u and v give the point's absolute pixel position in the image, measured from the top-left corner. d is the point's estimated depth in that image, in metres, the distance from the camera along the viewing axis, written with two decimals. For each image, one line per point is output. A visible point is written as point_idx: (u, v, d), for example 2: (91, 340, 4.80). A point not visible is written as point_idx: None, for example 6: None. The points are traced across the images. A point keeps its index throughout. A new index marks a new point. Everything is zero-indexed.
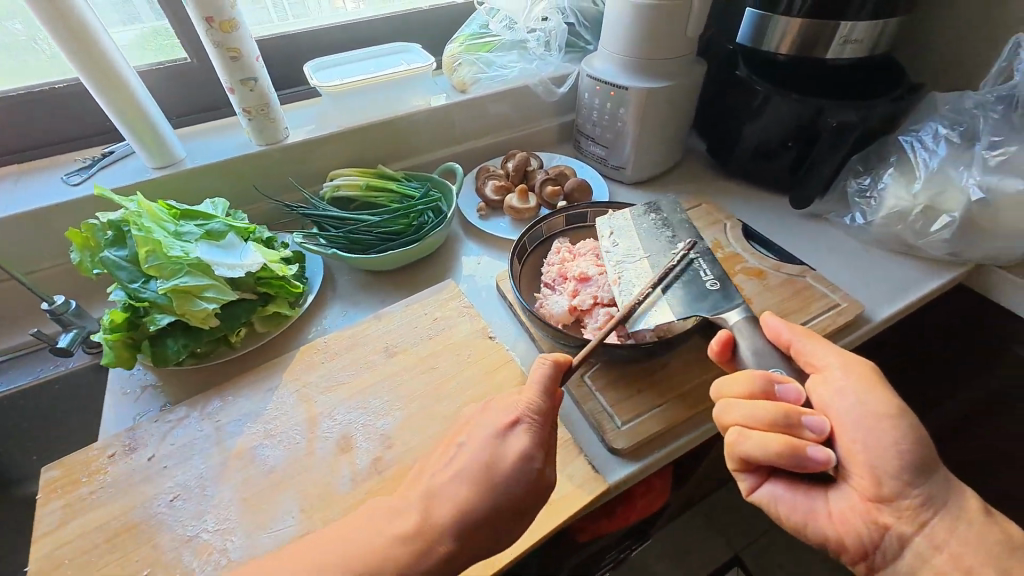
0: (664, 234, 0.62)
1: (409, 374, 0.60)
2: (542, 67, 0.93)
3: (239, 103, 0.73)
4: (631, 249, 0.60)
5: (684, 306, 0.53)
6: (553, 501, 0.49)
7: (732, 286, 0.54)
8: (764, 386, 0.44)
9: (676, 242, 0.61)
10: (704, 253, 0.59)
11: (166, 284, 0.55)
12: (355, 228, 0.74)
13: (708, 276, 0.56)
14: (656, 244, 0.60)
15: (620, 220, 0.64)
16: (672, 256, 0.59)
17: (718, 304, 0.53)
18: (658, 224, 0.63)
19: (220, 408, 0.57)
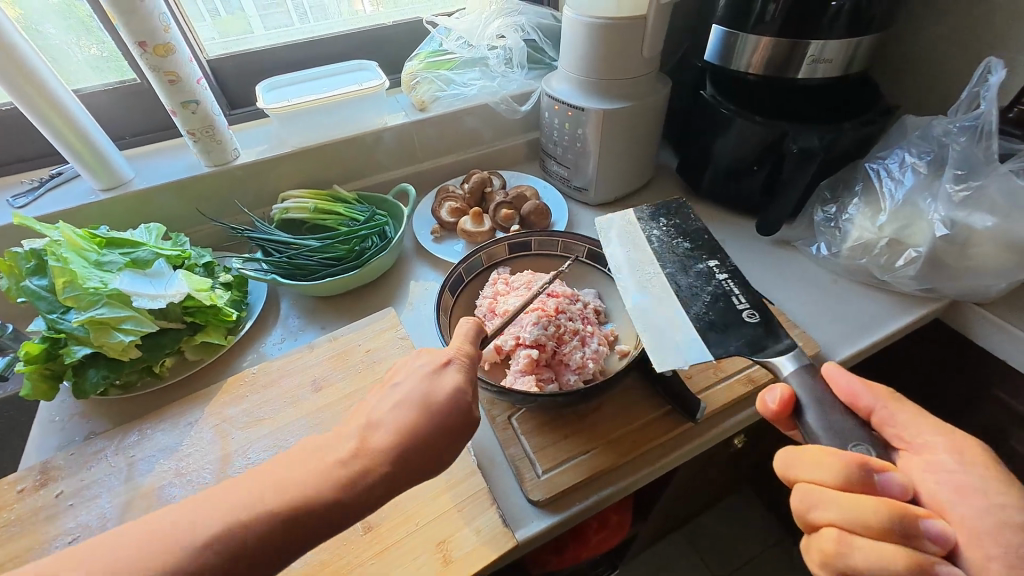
0: (686, 247, 0.58)
1: (331, 409, 0.58)
2: (504, 83, 0.91)
3: (183, 125, 0.72)
4: (651, 265, 0.56)
5: (716, 337, 0.49)
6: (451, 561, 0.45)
7: (768, 315, 0.50)
8: (859, 476, 0.36)
9: (700, 258, 0.57)
10: (732, 273, 0.56)
11: (82, 316, 0.54)
12: (298, 253, 0.72)
13: (740, 304, 0.52)
14: (680, 259, 0.57)
15: (638, 227, 0.60)
16: (698, 275, 0.55)
17: (756, 337, 0.49)
18: (678, 234, 0.60)
19: (136, 442, 0.56)
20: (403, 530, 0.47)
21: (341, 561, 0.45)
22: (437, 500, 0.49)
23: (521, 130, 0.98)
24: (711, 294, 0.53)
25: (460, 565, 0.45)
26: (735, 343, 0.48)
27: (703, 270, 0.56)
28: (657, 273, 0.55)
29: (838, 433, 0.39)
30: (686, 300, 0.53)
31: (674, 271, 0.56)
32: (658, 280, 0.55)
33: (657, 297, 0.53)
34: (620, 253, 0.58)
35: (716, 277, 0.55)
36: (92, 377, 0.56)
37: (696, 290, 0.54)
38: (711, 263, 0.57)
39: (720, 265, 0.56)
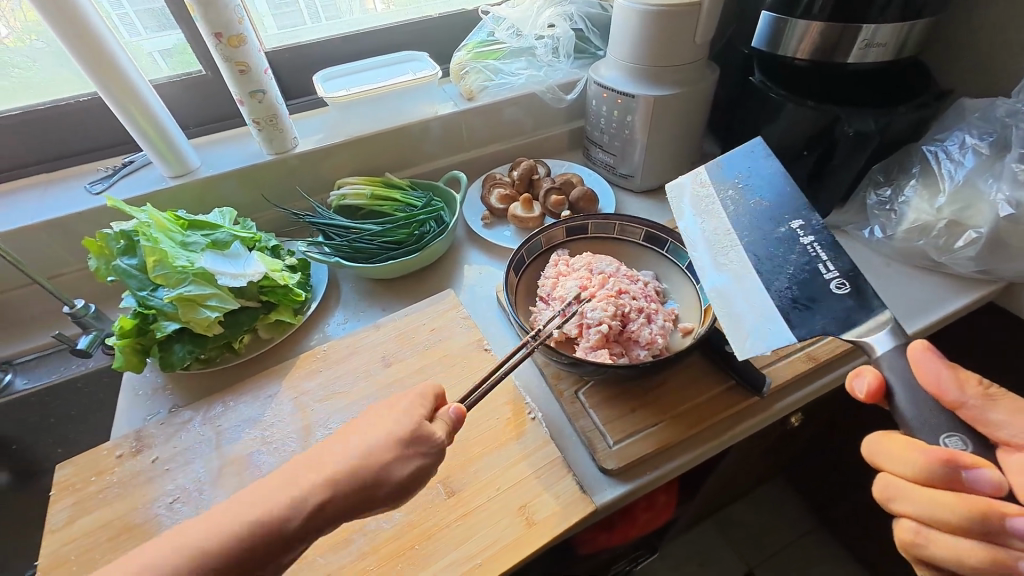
0: (762, 210, 0.58)
1: (403, 384, 0.61)
2: (551, 73, 0.93)
3: (249, 114, 0.75)
4: (724, 239, 0.57)
5: (799, 314, 0.49)
6: (536, 525, 0.48)
7: (862, 283, 0.49)
8: (942, 476, 0.34)
9: (782, 222, 0.56)
10: (819, 232, 0.54)
11: (172, 293, 0.57)
12: (358, 236, 0.75)
13: (828, 271, 0.51)
14: (759, 228, 0.56)
15: (711, 195, 0.60)
16: (780, 243, 0.55)
17: (849, 310, 0.47)
18: (753, 196, 0.58)
19: (221, 413, 0.59)
20: (484, 496, 0.50)
21: (428, 522, 0.48)
22: (514, 468, 0.51)
23: (564, 119, 1.00)
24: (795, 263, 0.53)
25: (541, 527, 0.47)
26: (822, 318, 0.48)
27: (785, 237, 0.55)
28: (732, 247, 0.56)
29: (929, 427, 0.37)
30: (767, 273, 0.53)
31: (752, 242, 0.55)
32: (734, 255, 0.55)
33: (734, 275, 0.54)
34: (693, 229, 0.59)
35: (800, 243, 0.54)
36: (179, 352, 0.59)
37: (778, 259, 0.54)
38: (794, 225, 0.56)
39: (805, 228, 0.55)
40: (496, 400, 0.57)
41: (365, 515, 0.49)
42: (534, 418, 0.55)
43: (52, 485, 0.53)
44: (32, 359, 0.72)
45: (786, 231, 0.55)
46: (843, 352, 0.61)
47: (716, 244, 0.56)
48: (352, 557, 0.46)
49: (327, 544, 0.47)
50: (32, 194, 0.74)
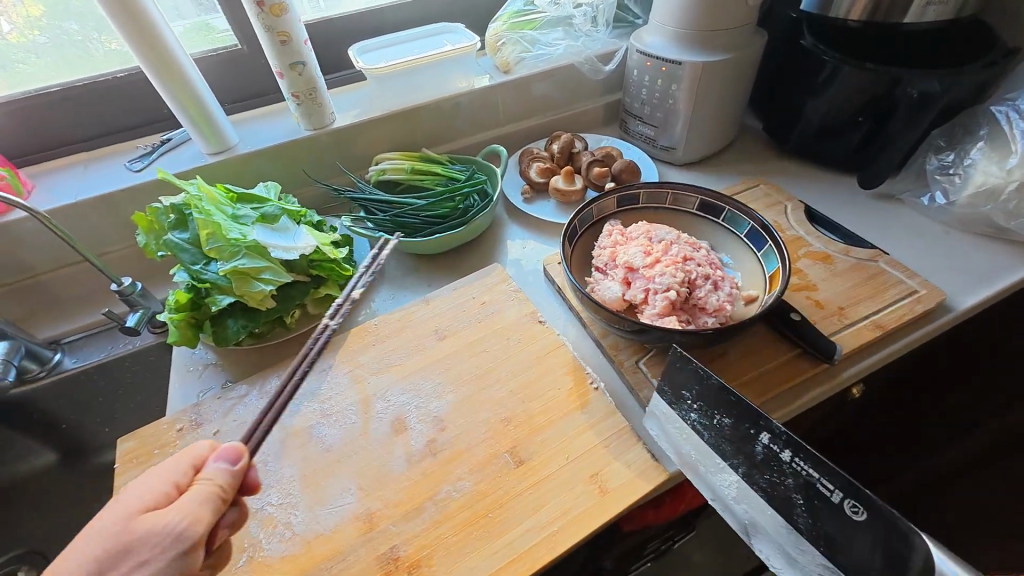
0: (727, 428, 0.43)
1: (459, 358, 0.60)
2: (588, 44, 0.90)
3: (288, 88, 0.74)
4: (721, 471, 0.45)
5: (849, 563, 0.35)
6: (608, 494, 0.47)
7: (870, 497, 0.33)
8: None
9: (749, 432, 0.41)
10: (791, 443, 0.38)
11: (226, 266, 0.56)
12: (402, 211, 0.74)
13: (831, 495, 0.35)
14: (738, 447, 0.43)
15: (675, 418, 0.48)
16: (770, 469, 0.40)
17: (885, 544, 0.32)
18: (710, 411, 0.45)
19: (278, 386, 0.59)
20: (553, 465, 0.49)
21: (499, 491, 0.48)
22: (581, 438, 0.51)
23: (600, 93, 0.97)
24: (800, 495, 0.38)
25: (616, 495, 0.47)
26: (869, 559, 0.33)
27: (767, 475, 0.40)
28: (734, 482, 0.44)
29: None
30: (780, 512, 0.40)
31: (747, 472, 0.42)
32: (740, 492, 0.43)
33: (753, 520, 0.42)
34: (691, 468, 0.47)
35: (782, 461, 0.39)
36: (233, 326, 0.59)
37: (789, 505, 0.39)
38: (762, 440, 0.40)
39: (772, 440, 0.39)
40: (556, 371, 0.57)
41: (434, 485, 0.49)
42: (598, 388, 0.55)
43: (118, 457, 0.53)
44: (80, 339, 0.73)
45: (766, 462, 0.40)
46: (910, 320, 0.59)
47: (717, 479, 0.45)
48: (426, 525, 0.46)
49: (400, 512, 0.47)
50: (72, 173, 0.74)
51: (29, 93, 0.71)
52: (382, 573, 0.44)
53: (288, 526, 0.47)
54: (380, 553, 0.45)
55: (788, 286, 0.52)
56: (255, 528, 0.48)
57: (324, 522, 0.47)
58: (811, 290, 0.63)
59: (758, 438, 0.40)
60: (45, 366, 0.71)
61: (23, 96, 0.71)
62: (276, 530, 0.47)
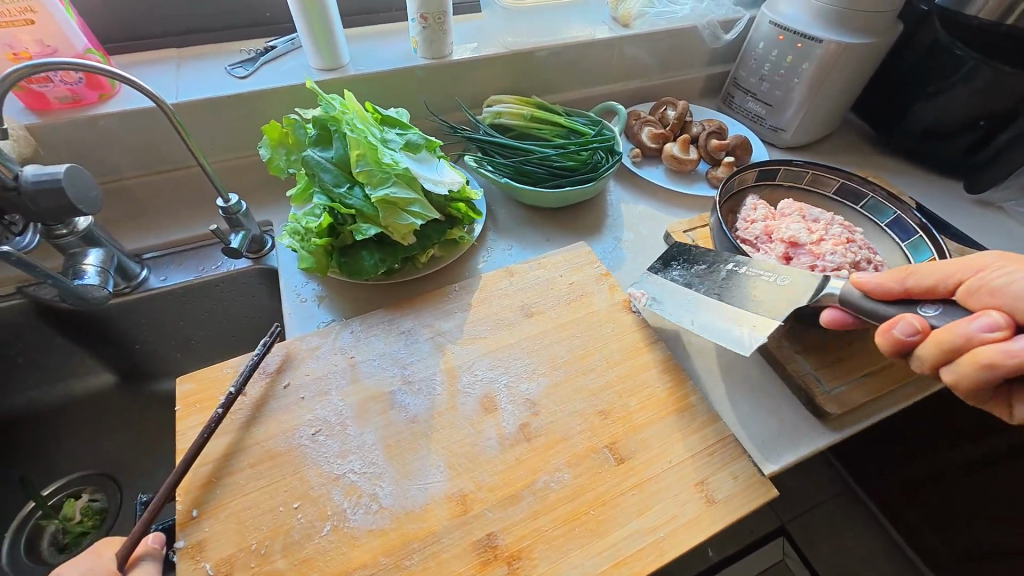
0: (700, 267, 0.57)
1: (598, 316, 0.58)
2: (713, 8, 0.87)
3: (419, 8, 0.68)
4: (686, 293, 0.55)
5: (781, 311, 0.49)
6: (709, 505, 0.44)
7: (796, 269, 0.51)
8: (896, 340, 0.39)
9: (717, 263, 0.56)
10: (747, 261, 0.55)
11: (377, 193, 0.52)
12: (527, 159, 0.70)
13: (772, 275, 0.52)
14: (708, 275, 0.56)
15: (659, 278, 0.58)
16: (729, 280, 0.54)
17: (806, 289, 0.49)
18: (691, 262, 0.58)
19: (353, 343, 0.54)
20: (656, 467, 0.46)
21: (600, 488, 0.44)
22: (686, 440, 0.48)
23: (707, 62, 0.94)
24: (751, 284, 0.53)
25: (723, 507, 0.44)
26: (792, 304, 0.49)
27: (727, 280, 0.54)
28: (697, 297, 0.54)
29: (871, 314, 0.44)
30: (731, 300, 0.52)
31: (709, 289, 0.54)
32: (699, 300, 0.54)
33: (708, 317, 0.52)
34: (657, 302, 0.56)
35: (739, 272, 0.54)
36: (370, 260, 0.55)
37: (738, 295, 0.52)
38: (728, 266, 0.55)
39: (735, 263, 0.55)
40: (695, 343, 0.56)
41: (531, 473, 0.45)
42: (698, 392, 0.52)
43: (177, 398, 0.48)
44: (168, 255, 0.67)
45: (727, 274, 0.55)
46: None
47: (681, 300, 0.55)
48: (524, 515, 0.43)
49: (495, 498, 0.43)
50: (165, 68, 0.66)
51: None
52: (480, 561, 0.40)
53: (374, 498, 0.43)
54: (476, 540, 0.41)
55: None
56: (337, 496, 0.43)
57: (413, 499, 0.43)
58: None
59: (726, 261, 0.56)
60: (131, 282, 0.64)
61: None
62: (361, 501, 0.43)
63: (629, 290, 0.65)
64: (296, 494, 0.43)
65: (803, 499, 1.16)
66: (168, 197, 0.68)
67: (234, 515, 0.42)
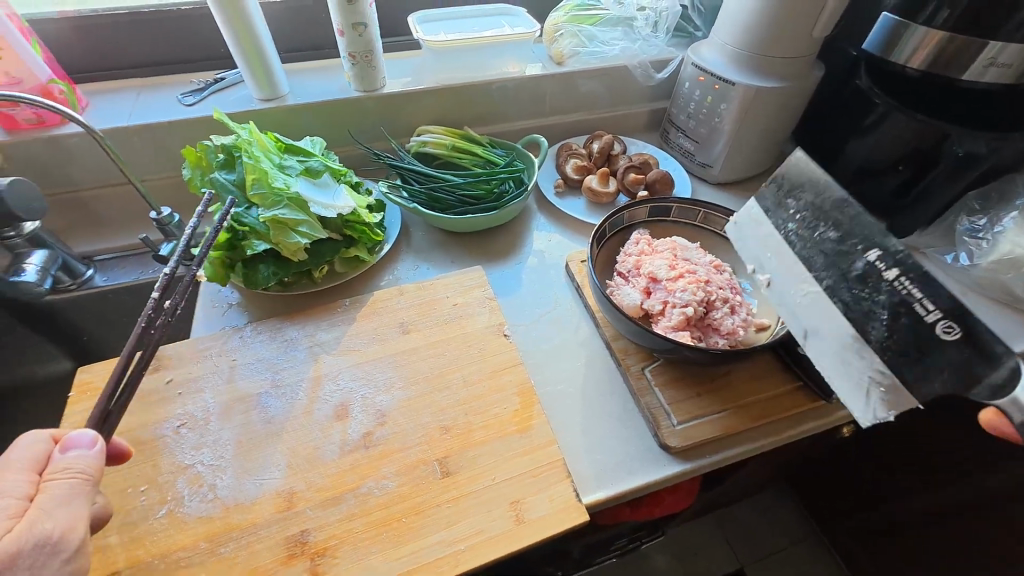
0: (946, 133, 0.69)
1: (471, 337, 0.61)
2: (644, 49, 0.89)
3: (346, 47, 0.75)
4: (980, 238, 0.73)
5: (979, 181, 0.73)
6: (517, 526, 0.46)
7: (978, 158, 0.68)
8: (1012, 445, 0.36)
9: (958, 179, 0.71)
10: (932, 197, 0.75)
11: (267, 213, 0.58)
12: (438, 186, 0.75)
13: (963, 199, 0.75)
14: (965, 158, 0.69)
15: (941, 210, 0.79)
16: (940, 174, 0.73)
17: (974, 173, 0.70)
18: (966, 164, 0.69)
19: (239, 347, 0.60)
20: (477, 484, 0.49)
21: (418, 497, 0.47)
22: (515, 460, 0.50)
23: (647, 98, 0.98)
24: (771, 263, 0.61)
25: (531, 526, 0.46)
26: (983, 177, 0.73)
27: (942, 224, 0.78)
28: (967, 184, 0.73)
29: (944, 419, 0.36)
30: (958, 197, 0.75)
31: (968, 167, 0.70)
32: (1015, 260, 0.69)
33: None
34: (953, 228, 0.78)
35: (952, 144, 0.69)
36: (263, 272, 0.61)
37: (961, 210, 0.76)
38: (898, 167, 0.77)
39: (945, 172, 0.71)
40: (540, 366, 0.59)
41: (359, 478, 0.49)
42: (542, 415, 0.54)
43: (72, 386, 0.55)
44: (112, 260, 0.76)
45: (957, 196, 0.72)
46: None
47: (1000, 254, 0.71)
48: (340, 516, 0.46)
49: (320, 499, 0.47)
50: (125, 96, 0.75)
51: (95, 11, 0.72)
52: (288, 554, 0.44)
53: (211, 488, 0.48)
54: (289, 535, 0.45)
55: None
56: (181, 484, 0.48)
57: (247, 492, 0.48)
58: None
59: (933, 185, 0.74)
60: (76, 280, 0.73)
61: (89, 13, 0.72)
62: (200, 490, 0.48)
63: (517, 314, 0.68)
64: (148, 478, 0.48)
65: (756, 540, 1.13)
66: (118, 206, 0.76)
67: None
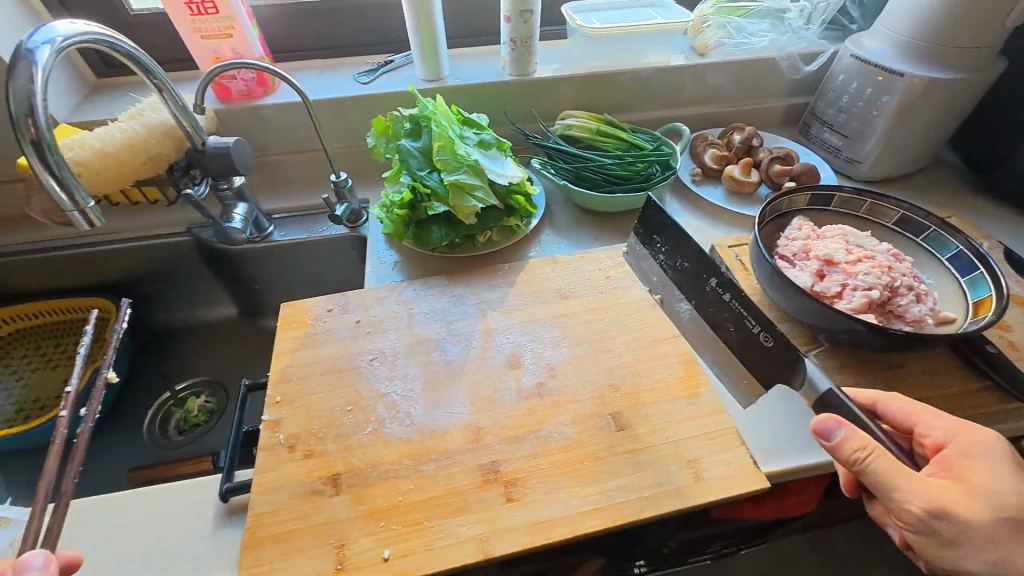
0: None
1: (627, 307, 0.63)
2: (794, 41, 0.90)
3: (509, 32, 0.80)
4: None
5: None
6: (694, 485, 0.47)
7: None
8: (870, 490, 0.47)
9: None
10: None
11: (450, 178, 0.64)
12: (587, 166, 0.78)
13: None
14: None
15: None
16: None
17: None
18: None
19: (413, 298, 0.65)
20: (650, 440, 0.50)
21: (596, 445, 0.50)
22: (686, 423, 0.52)
23: (787, 92, 0.96)
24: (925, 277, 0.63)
25: (710, 485, 0.47)
26: None
27: None
28: None
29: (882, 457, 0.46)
30: None
31: None
32: None
33: None
34: None
35: None
36: (438, 233, 0.67)
37: None
38: None
39: None
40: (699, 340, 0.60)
41: (538, 422, 0.52)
42: (709, 385, 0.55)
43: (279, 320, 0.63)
44: (289, 218, 0.85)
45: None
46: None
47: None
48: (526, 453, 0.50)
49: (505, 436, 0.51)
50: (311, 73, 0.85)
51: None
52: (482, 479, 0.48)
53: (408, 414, 0.53)
54: (482, 463, 0.49)
55: (1004, 314, 0.51)
56: (381, 408, 0.54)
57: (439, 422, 0.52)
58: (1003, 329, 0.59)
59: None
60: (260, 234, 0.82)
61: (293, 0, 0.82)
62: (398, 416, 0.53)
63: None
64: (353, 400, 0.55)
65: None
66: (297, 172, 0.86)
67: (305, 404, 0.54)
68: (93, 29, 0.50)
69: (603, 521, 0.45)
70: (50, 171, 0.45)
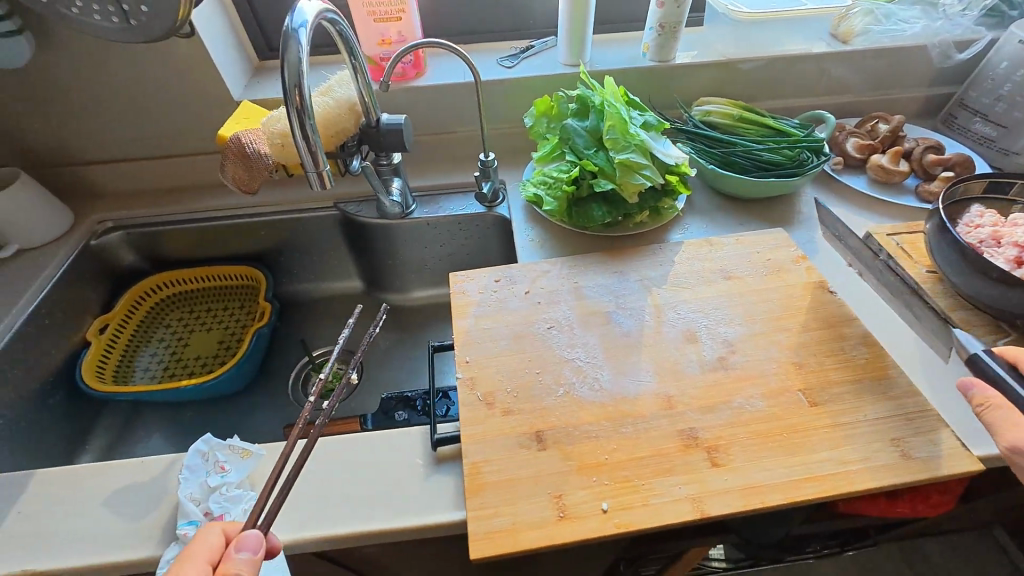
0: None
1: (795, 289, 0.63)
2: (948, 27, 0.86)
3: (658, 18, 0.81)
4: None
5: None
6: (902, 463, 0.47)
7: None
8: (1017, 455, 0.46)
9: None
10: None
11: (619, 156, 0.66)
12: (735, 151, 0.79)
13: None
14: None
15: None
16: None
17: None
18: None
19: (576, 273, 0.67)
20: (848, 417, 0.51)
21: (792, 419, 0.51)
22: (882, 404, 0.52)
23: (929, 82, 0.93)
24: None
25: (920, 464, 0.47)
26: None
27: None
28: None
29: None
30: None
31: None
32: None
33: None
34: None
35: None
36: (599, 211, 0.69)
37: None
38: None
39: None
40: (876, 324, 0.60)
41: (728, 394, 0.53)
42: (897, 367, 0.55)
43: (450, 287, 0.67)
44: (427, 196, 0.89)
45: None
46: None
47: None
48: (723, 422, 0.51)
49: (698, 405, 0.52)
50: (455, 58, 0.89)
51: None
52: (684, 444, 0.49)
53: (596, 380, 0.55)
54: (680, 429, 0.50)
55: None
56: (569, 373, 0.56)
57: (628, 388, 0.54)
58: None
59: None
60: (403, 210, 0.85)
61: None
62: (587, 380, 0.55)
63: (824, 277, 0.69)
64: (540, 364, 0.57)
65: None
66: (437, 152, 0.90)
67: (494, 366, 0.57)
68: (329, 6, 0.54)
69: (816, 490, 0.46)
70: (305, 137, 0.50)
